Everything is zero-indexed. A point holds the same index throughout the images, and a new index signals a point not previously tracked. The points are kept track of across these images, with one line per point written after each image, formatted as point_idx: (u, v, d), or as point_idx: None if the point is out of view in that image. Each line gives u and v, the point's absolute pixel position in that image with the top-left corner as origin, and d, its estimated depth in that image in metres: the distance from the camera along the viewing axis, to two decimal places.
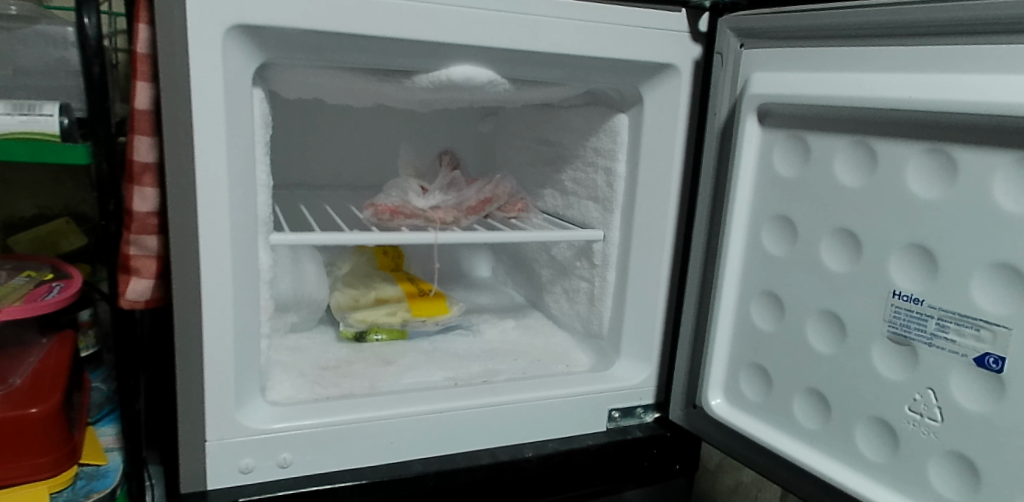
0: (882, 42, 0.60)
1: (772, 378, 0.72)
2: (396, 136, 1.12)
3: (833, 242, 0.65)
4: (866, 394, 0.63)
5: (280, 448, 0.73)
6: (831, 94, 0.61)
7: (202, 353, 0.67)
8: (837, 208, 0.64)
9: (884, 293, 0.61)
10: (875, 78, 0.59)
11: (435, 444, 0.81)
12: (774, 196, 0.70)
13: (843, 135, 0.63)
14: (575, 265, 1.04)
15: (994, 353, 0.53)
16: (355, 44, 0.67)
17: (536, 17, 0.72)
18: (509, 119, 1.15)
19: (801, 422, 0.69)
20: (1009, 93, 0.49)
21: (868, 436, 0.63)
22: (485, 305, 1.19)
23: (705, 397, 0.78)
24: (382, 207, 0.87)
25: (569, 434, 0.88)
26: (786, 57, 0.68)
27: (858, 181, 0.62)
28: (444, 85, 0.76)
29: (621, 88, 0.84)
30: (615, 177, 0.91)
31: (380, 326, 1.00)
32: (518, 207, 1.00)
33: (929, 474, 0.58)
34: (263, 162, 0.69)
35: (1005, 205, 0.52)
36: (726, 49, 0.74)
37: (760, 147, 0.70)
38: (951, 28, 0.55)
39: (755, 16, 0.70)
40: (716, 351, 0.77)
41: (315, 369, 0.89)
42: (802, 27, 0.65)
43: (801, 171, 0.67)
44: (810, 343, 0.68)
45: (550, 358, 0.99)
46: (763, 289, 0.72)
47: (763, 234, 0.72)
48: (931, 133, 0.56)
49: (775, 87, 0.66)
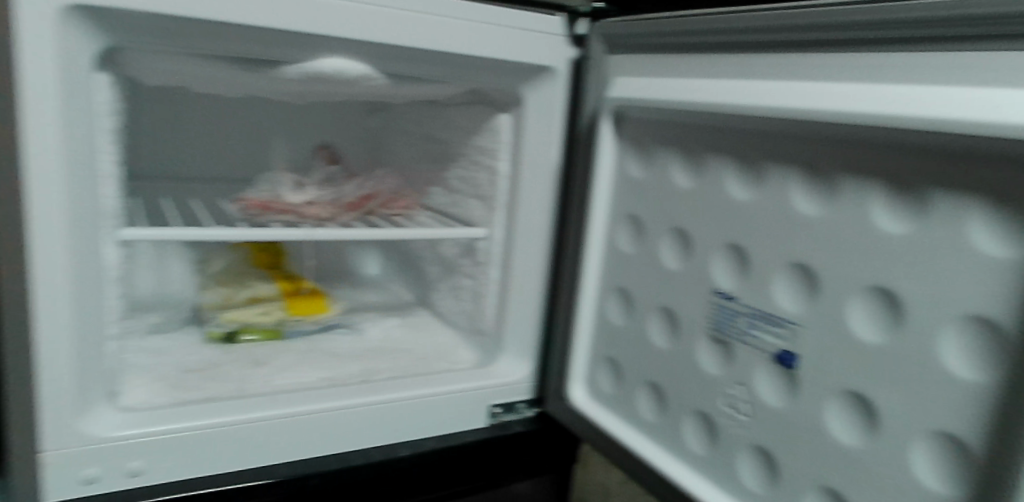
0: (714, 50, 0.62)
1: (623, 372, 0.75)
2: (276, 129, 1.08)
3: (670, 242, 0.68)
4: (691, 388, 0.65)
5: (130, 455, 0.69)
6: (664, 98, 0.64)
7: (36, 357, 0.62)
8: (673, 208, 0.67)
9: (707, 293, 0.63)
10: (704, 85, 0.61)
11: (304, 446, 0.78)
12: (625, 197, 0.73)
13: (680, 139, 0.66)
14: (460, 263, 1.04)
15: (790, 350, 0.56)
16: (208, 30, 0.64)
17: (408, 12, 0.71)
18: (396, 115, 1.13)
19: (643, 415, 0.72)
20: (801, 101, 0.52)
21: (693, 430, 0.66)
22: (371, 303, 1.17)
23: (567, 390, 0.81)
24: (251, 203, 0.84)
25: (448, 432, 0.88)
26: (644, 63, 0.70)
27: (690, 184, 0.65)
28: (313, 77, 0.74)
29: (501, 88, 0.85)
30: (497, 176, 0.91)
31: (253, 326, 0.96)
32: (402, 204, 0.98)
33: (739, 466, 0.61)
34: (110, 152, 0.65)
35: (803, 210, 0.55)
36: (595, 54, 0.77)
37: (616, 149, 0.74)
38: (765, 39, 0.57)
39: (619, 22, 0.72)
40: (580, 344, 0.80)
41: (178, 372, 0.84)
42: (655, 34, 0.67)
43: (647, 174, 0.70)
44: (650, 339, 0.70)
45: (433, 356, 0.99)
46: (617, 288, 0.75)
47: (618, 234, 0.74)
48: (750, 140, 0.59)
49: (624, 91, 0.70)
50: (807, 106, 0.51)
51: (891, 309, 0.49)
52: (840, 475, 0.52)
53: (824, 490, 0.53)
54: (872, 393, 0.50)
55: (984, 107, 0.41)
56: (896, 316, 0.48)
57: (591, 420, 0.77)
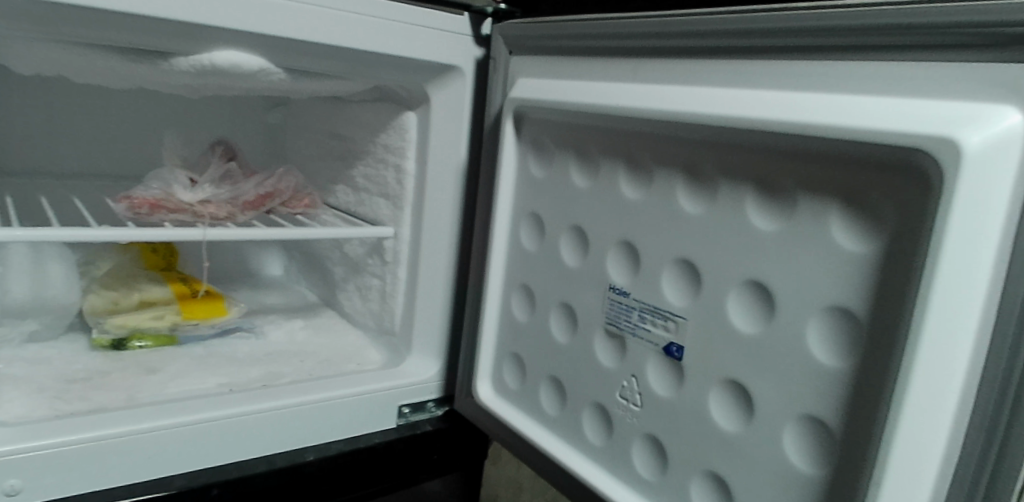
0: (610, 55, 0.64)
1: (526, 368, 0.76)
2: (169, 124, 1.03)
3: (570, 239, 0.70)
4: (590, 381, 0.68)
5: (4, 473, 0.64)
6: (561, 99, 0.66)
7: None
8: (572, 207, 0.69)
9: (603, 288, 0.65)
10: (600, 87, 0.63)
11: (202, 456, 0.75)
12: (527, 195, 0.74)
13: (579, 139, 0.67)
14: (367, 262, 1.02)
15: (677, 342, 0.58)
16: (87, 18, 0.60)
17: (309, 7, 0.70)
18: (299, 111, 1.10)
19: (546, 409, 0.74)
20: (683, 104, 0.55)
21: (591, 421, 0.68)
22: (273, 305, 1.13)
23: (474, 386, 0.82)
24: (138, 201, 0.78)
25: (355, 434, 0.87)
26: (545, 64, 0.72)
27: (587, 184, 0.67)
28: (208, 70, 0.71)
29: (407, 86, 0.85)
30: (404, 175, 0.91)
31: (144, 331, 0.92)
32: (304, 202, 0.96)
33: (632, 455, 0.63)
34: None
35: (688, 208, 0.57)
36: (497, 55, 0.77)
37: (518, 148, 0.75)
38: (656, 45, 0.59)
39: (520, 25, 0.74)
40: (484, 341, 0.80)
41: (59, 382, 0.79)
42: (555, 37, 0.69)
43: (547, 173, 0.72)
44: (552, 335, 0.72)
45: (338, 357, 0.97)
46: (520, 285, 0.76)
47: (521, 231, 0.76)
48: (640, 141, 0.61)
49: (524, 91, 0.71)
50: (688, 109, 0.54)
51: (764, 301, 0.52)
52: (719, 459, 0.55)
53: (705, 473, 0.56)
54: (748, 381, 0.53)
55: (847, 116, 0.45)
56: (769, 308, 0.52)
57: (496, 416, 0.78)
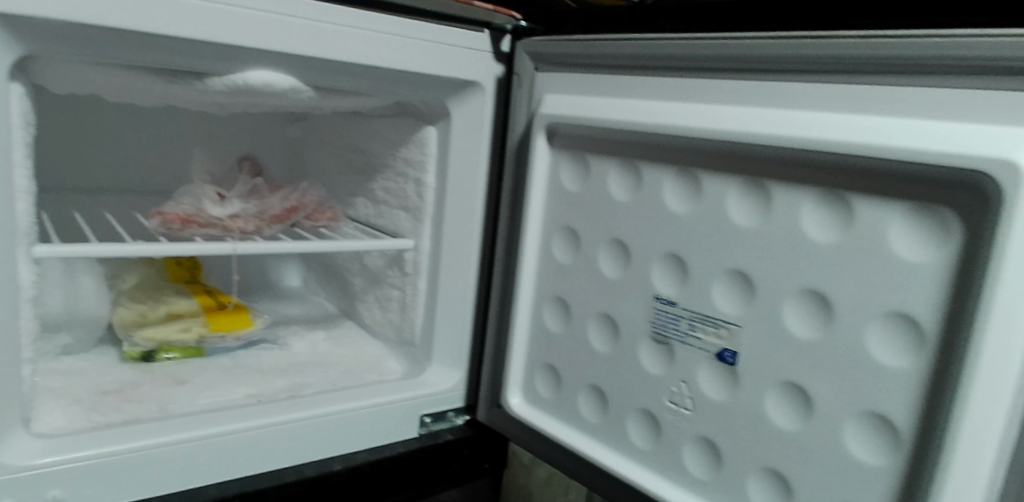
0: (643, 73, 0.67)
1: (561, 377, 0.78)
2: (193, 140, 1.05)
3: (608, 251, 0.71)
4: (634, 388, 0.69)
5: (47, 484, 0.65)
6: (602, 117, 0.68)
7: None
8: (609, 220, 0.70)
9: (648, 298, 0.67)
10: (639, 105, 0.66)
11: (233, 465, 0.77)
12: (560, 206, 0.76)
13: (617, 154, 0.69)
14: (387, 273, 1.04)
15: (730, 348, 0.61)
16: (129, 41, 0.62)
17: (339, 27, 0.72)
18: (318, 125, 1.12)
19: (585, 417, 0.75)
20: (736, 125, 0.58)
21: (635, 426, 0.70)
22: (294, 316, 1.15)
23: (506, 396, 0.83)
24: (171, 216, 0.80)
25: (380, 443, 0.88)
26: (572, 81, 0.74)
27: (627, 197, 0.69)
28: (241, 89, 0.73)
29: (429, 102, 0.87)
30: (424, 188, 0.93)
31: (172, 344, 0.93)
32: (327, 215, 0.97)
33: (684, 458, 0.65)
34: (23, 167, 0.62)
35: (739, 220, 0.60)
36: (523, 71, 0.80)
37: (550, 162, 0.77)
38: (696, 65, 0.62)
39: (547, 42, 0.76)
40: (516, 351, 0.82)
41: (92, 394, 0.80)
42: (583, 55, 0.72)
43: (581, 187, 0.73)
44: (589, 343, 0.74)
45: (361, 368, 0.99)
46: (554, 295, 0.78)
47: (553, 243, 0.77)
48: (684, 157, 0.64)
49: (556, 107, 0.73)
50: (742, 129, 0.57)
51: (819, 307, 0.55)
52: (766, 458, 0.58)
53: (766, 471, 0.59)
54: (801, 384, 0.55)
55: (907, 139, 0.48)
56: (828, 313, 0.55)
57: (532, 425, 0.80)
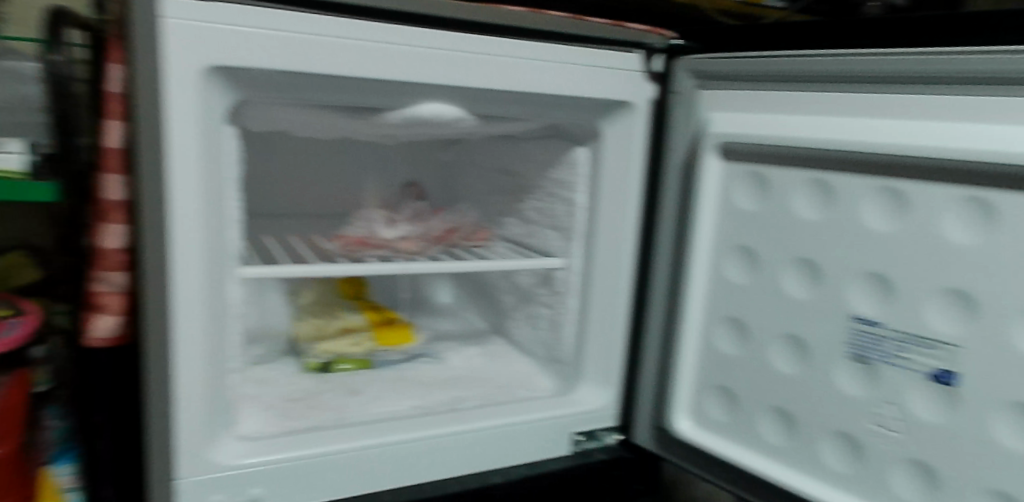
0: (824, 88, 0.69)
1: (738, 399, 0.80)
2: (359, 168, 1.14)
3: (794, 271, 0.73)
4: (830, 411, 0.70)
5: (251, 483, 0.73)
6: (786, 135, 0.70)
7: (171, 391, 0.66)
8: (795, 239, 0.72)
9: (845, 318, 0.68)
10: (826, 122, 0.68)
11: (403, 473, 0.81)
12: (734, 228, 0.78)
13: (798, 172, 0.71)
14: (537, 292, 1.06)
15: (947, 369, 0.61)
16: (323, 83, 0.69)
17: (502, 58, 0.76)
18: (469, 149, 1.18)
19: (769, 440, 0.77)
20: (943, 139, 0.58)
21: (831, 451, 0.71)
22: (448, 332, 1.21)
23: (674, 420, 0.85)
24: (350, 239, 0.88)
25: (534, 459, 0.90)
26: (736, 97, 0.77)
27: (817, 215, 0.70)
28: (412, 121, 0.78)
29: (582, 124, 0.89)
30: (575, 208, 0.94)
31: (344, 356, 1.01)
32: (482, 236, 1.01)
33: (894, 482, 0.65)
34: (236, 199, 0.70)
35: (955, 237, 0.60)
36: (682, 88, 0.82)
37: (721, 181, 0.79)
38: (885, 80, 0.64)
39: (712, 60, 0.78)
40: (685, 372, 0.84)
41: (281, 401, 0.89)
42: (761, 73, 0.74)
43: (760, 207, 0.75)
44: (773, 364, 0.76)
45: (513, 384, 1.02)
46: (728, 316, 0.80)
47: (726, 264, 0.80)
48: (883, 171, 0.64)
49: (736, 129, 0.75)
50: (950, 143, 0.58)
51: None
52: None
53: (992, 494, 0.59)
54: None
55: None
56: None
57: (705, 448, 0.82)
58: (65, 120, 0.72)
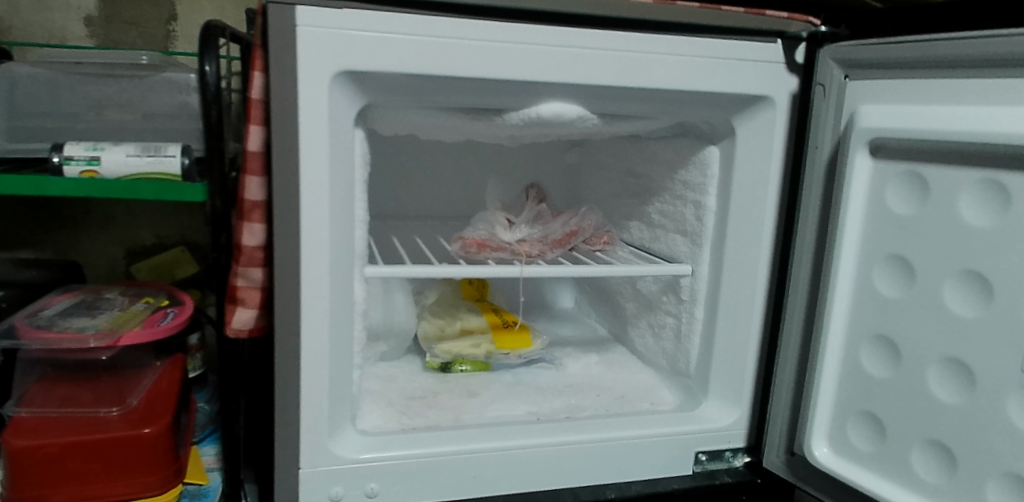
0: (996, 74, 0.63)
1: (886, 427, 0.73)
2: (484, 170, 1.15)
3: (958, 286, 0.66)
4: (1000, 448, 0.64)
5: (369, 478, 0.75)
6: (954, 130, 0.63)
7: (299, 383, 0.69)
8: (961, 250, 0.65)
9: (1021, 342, 0.62)
10: (1000, 114, 0.61)
11: (517, 480, 0.80)
12: (886, 236, 0.71)
13: (967, 173, 0.64)
14: (660, 300, 1.01)
15: None
16: (448, 86, 0.69)
17: (629, 54, 0.72)
18: (595, 151, 1.15)
19: (922, 476, 0.70)
20: None
21: (1000, 493, 0.64)
22: (568, 338, 1.19)
23: (809, 445, 0.78)
24: (470, 241, 0.88)
25: (653, 476, 0.86)
26: (892, 87, 0.70)
27: (989, 223, 0.63)
28: (533, 122, 0.76)
29: (713, 121, 0.83)
30: (704, 211, 0.89)
31: (465, 358, 1.01)
32: (604, 239, 0.98)
33: None
34: (362, 199, 0.72)
35: None
36: (827, 79, 0.75)
37: (871, 182, 0.72)
38: None
39: (861, 46, 0.71)
40: (822, 394, 0.77)
41: (402, 398, 0.91)
42: (920, 59, 0.67)
43: (919, 212, 0.68)
44: (929, 389, 0.69)
45: (633, 395, 0.98)
46: (875, 333, 0.73)
47: (874, 274, 0.73)
48: None
49: (892, 122, 0.68)
50: None
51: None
52: None
53: None
54: None
55: None
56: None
57: (846, 481, 0.75)
58: (220, 126, 0.76)
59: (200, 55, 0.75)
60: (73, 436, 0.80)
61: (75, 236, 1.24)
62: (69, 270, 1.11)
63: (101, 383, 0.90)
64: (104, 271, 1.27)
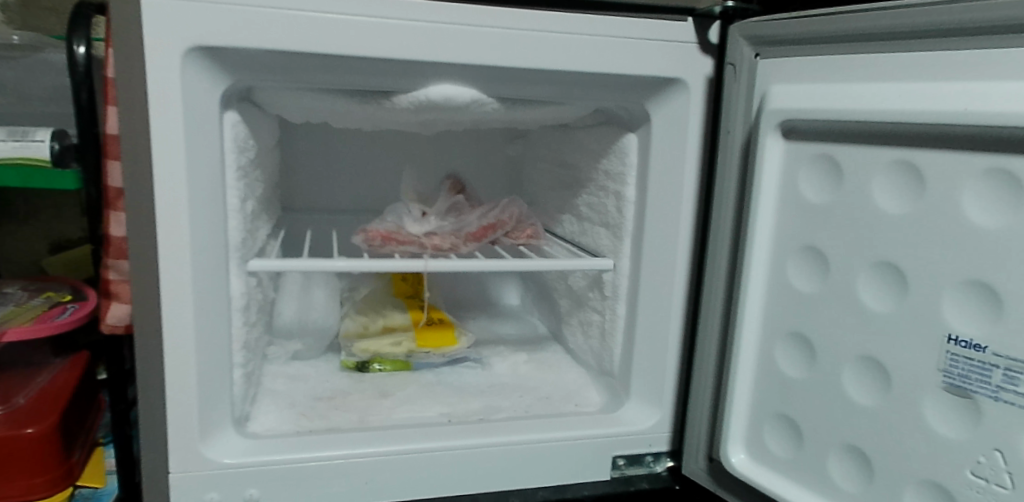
0: (904, 48, 0.57)
1: (803, 431, 0.68)
2: (415, 162, 1.10)
3: (871, 278, 0.61)
4: (917, 455, 0.58)
5: (248, 484, 0.70)
6: (863, 109, 0.58)
7: (162, 382, 0.64)
8: (874, 238, 0.60)
9: (938, 338, 0.56)
10: (911, 89, 0.55)
11: (413, 485, 0.76)
12: (800, 225, 0.66)
13: (878, 155, 0.59)
14: (588, 295, 0.95)
15: None
16: (322, 65, 0.65)
17: (522, 31, 0.67)
18: (533, 142, 1.10)
19: (839, 484, 0.65)
20: None
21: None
22: (505, 336, 1.14)
23: (726, 450, 0.73)
24: (374, 233, 0.83)
25: (566, 481, 0.81)
26: (802, 66, 0.65)
27: (901, 209, 0.58)
28: (425, 106, 0.72)
29: (627, 106, 0.78)
30: (624, 202, 0.84)
31: (384, 356, 0.97)
32: (527, 233, 0.93)
33: None
34: (235, 188, 0.67)
35: None
36: (739, 60, 0.70)
37: (784, 167, 0.67)
38: (980, 31, 0.52)
39: (768, 22, 0.66)
40: (738, 396, 0.72)
41: (307, 399, 0.86)
42: (829, 35, 0.62)
43: (832, 198, 0.63)
44: (845, 390, 0.64)
45: (557, 396, 0.93)
46: (791, 329, 0.68)
47: (789, 267, 0.68)
48: (987, 150, 0.52)
49: (802, 102, 0.62)
50: None
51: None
52: None
53: None
54: None
55: None
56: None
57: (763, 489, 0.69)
58: (92, 110, 0.72)
59: (69, 33, 0.70)
60: None
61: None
62: None
63: None
64: (27, 267, 1.22)
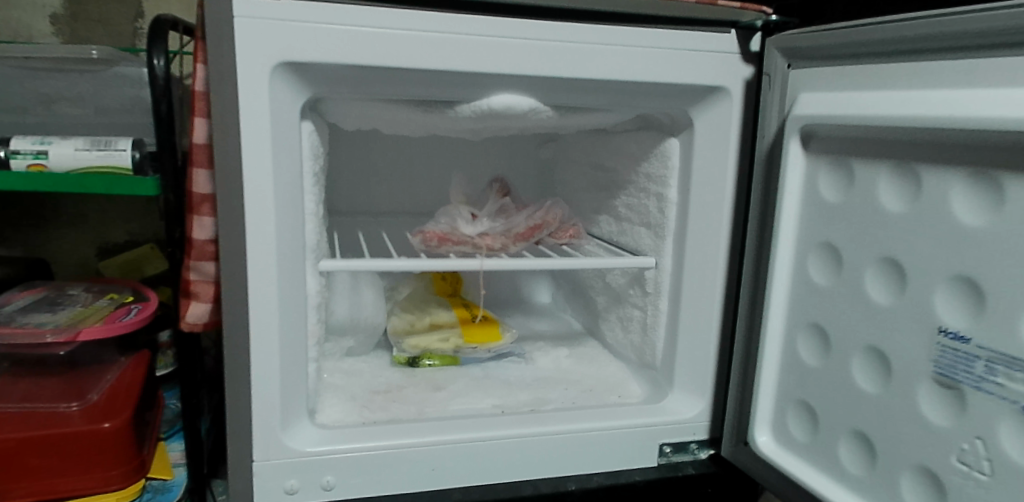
0: (921, 59, 0.60)
1: (817, 417, 0.72)
2: (454, 166, 1.15)
3: (877, 274, 0.65)
4: (912, 441, 0.62)
5: (325, 471, 0.74)
6: (865, 114, 0.62)
7: (248, 376, 0.69)
8: (880, 235, 0.64)
9: (931, 331, 0.60)
10: (911, 97, 0.59)
11: (475, 472, 0.80)
12: (817, 223, 0.71)
13: (885, 158, 0.63)
14: (628, 292, 1.00)
15: None
16: (394, 77, 0.69)
17: (579, 44, 0.72)
18: (568, 146, 1.15)
19: (847, 467, 0.69)
20: None
21: (915, 488, 0.62)
22: (542, 333, 1.18)
23: (752, 433, 0.79)
24: (431, 234, 0.87)
25: (616, 468, 0.85)
26: (828, 76, 0.68)
27: (904, 209, 0.62)
28: (486, 114, 0.76)
29: (671, 113, 0.82)
30: (666, 203, 0.88)
31: (433, 352, 1.01)
32: (570, 232, 0.98)
33: None
34: (311, 193, 0.72)
35: None
36: (774, 70, 0.74)
37: (806, 171, 0.72)
38: (987, 40, 0.54)
39: (797, 35, 0.70)
40: (763, 384, 0.77)
41: (366, 392, 0.91)
42: (851, 46, 0.65)
43: (844, 199, 0.68)
44: (852, 380, 0.68)
45: (601, 388, 0.97)
46: (809, 322, 0.73)
47: (808, 262, 0.72)
48: (981, 154, 0.55)
49: (815, 109, 0.67)
50: None
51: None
52: None
53: None
54: None
55: None
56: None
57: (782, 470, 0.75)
58: (170, 120, 0.75)
59: (148, 47, 0.73)
60: (26, 431, 0.80)
61: (44, 235, 1.22)
62: (36, 267, 1.10)
63: (63, 378, 0.89)
64: (74, 272, 1.24)
